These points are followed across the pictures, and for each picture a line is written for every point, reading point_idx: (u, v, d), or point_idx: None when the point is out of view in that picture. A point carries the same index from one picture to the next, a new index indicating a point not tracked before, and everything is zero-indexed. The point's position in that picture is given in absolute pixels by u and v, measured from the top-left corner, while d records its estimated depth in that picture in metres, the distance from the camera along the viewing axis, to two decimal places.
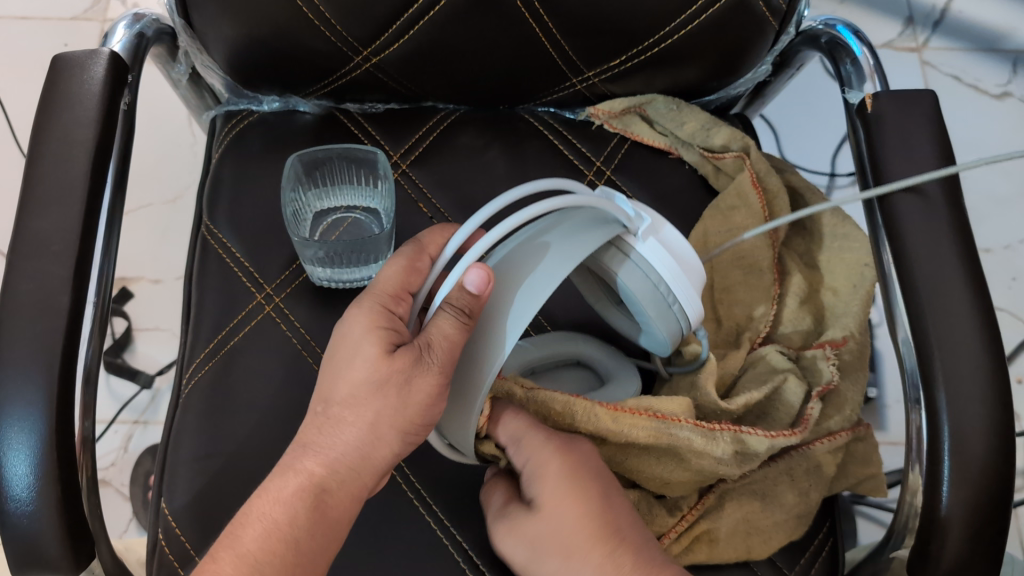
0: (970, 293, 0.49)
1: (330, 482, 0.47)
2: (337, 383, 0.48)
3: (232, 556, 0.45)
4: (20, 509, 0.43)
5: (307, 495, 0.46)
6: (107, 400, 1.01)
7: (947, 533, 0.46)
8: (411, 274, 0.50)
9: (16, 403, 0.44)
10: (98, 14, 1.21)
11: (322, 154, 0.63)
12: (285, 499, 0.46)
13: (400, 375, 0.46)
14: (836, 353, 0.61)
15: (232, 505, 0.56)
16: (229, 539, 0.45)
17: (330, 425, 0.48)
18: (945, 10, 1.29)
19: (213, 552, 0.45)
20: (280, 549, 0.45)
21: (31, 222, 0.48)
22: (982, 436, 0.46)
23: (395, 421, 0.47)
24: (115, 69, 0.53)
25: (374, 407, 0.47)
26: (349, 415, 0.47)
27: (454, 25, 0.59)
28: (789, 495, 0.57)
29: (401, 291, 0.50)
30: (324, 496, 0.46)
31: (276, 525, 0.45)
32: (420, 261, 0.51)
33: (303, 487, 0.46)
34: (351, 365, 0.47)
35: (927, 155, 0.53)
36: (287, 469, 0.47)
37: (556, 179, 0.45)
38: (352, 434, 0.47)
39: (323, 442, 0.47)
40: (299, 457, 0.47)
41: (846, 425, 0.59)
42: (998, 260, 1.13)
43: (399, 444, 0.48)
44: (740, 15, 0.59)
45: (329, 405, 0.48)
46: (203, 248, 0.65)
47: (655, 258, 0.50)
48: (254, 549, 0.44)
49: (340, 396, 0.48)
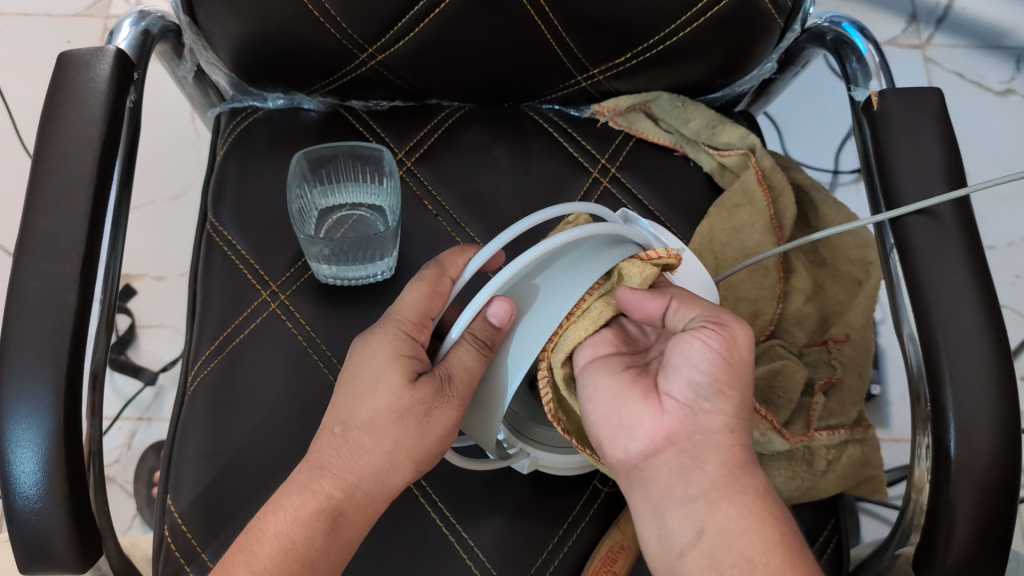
0: (976, 289, 0.49)
1: (347, 505, 0.48)
2: (360, 408, 0.49)
3: (247, 572, 0.45)
4: (29, 506, 0.43)
5: (325, 517, 0.47)
6: (111, 397, 1.01)
7: (953, 531, 0.46)
8: (433, 299, 0.50)
9: (24, 400, 0.44)
10: (99, 11, 1.21)
11: (328, 152, 0.63)
12: (303, 519, 0.46)
13: (422, 406, 0.48)
14: (837, 348, 0.63)
15: (233, 512, 0.56)
16: (244, 556, 0.45)
17: (348, 448, 0.49)
18: (948, 8, 1.29)
19: (227, 566, 0.45)
20: (295, 569, 0.45)
21: (37, 220, 0.48)
22: (989, 433, 0.46)
23: (413, 449, 0.49)
24: (121, 67, 0.53)
25: (394, 436, 0.49)
26: (368, 441, 0.49)
27: (460, 23, 0.59)
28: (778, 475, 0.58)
29: (423, 316, 0.50)
30: (341, 519, 0.47)
31: (293, 544, 0.46)
32: (441, 285, 0.50)
33: (322, 508, 0.47)
34: (373, 392, 0.49)
35: (933, 152, 0.53)
36: (304, 488, 0.47)
37: (566, 206, 0.47)
38: (370, 460, 0.49)
39: (341, 465, 0.48)
40: (317, 477, 0.48)
41: (844, 423, 0.60)
42: (1002, 258, 1.13)
43: (413, 472, 0.50)
44: (747, 13, 0.59)
45: (349, 428, 0.49)
46: (208, 245, 0.65)
47: None
48: (271, 568, 0.45)
49: (360, 420, 0.49)
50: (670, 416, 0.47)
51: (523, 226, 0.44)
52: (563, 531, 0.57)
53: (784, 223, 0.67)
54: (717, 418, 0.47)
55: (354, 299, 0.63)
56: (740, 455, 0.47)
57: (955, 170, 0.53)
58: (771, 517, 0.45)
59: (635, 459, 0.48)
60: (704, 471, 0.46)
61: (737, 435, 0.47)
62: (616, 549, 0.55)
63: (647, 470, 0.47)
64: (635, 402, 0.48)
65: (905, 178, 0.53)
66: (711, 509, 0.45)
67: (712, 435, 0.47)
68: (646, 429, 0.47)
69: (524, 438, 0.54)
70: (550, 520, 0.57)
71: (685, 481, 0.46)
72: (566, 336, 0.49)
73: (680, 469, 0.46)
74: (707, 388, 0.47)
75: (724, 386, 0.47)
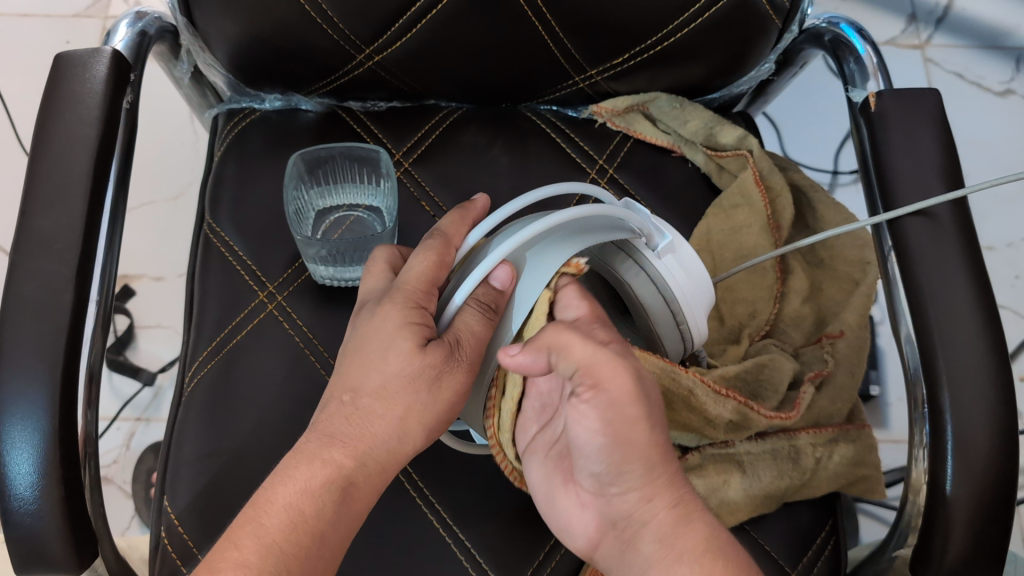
0: (973, 291, 0.49)
1: (357, 476, 0.47)
2: (369, 374, 0.48)
3: (256, 545, 0.44)
4: (24, 508, 0.43)
5: (336, 487, 0.46)
6: (109, 397, 1.01)
7: (950, 532, 0.46)
8: (442, 268, 0.48)
9: (19, 402, 0.44)
10: (99, 12, 1.21)
11: (324, 153, 0.63)
12: (313, 491, 0.46)
13: (435, 370, 0.46)
14: (831, 344, 0.62)
15: (238, 496, 0.56)
16: (253, 527, 0.45)
17: (360, 416, 0.48)
18: (948, 8, 1.29)
19: (234, 537, 0.44)
20: (304, 542, 0.45)
21: (33, 221, 0.48)
22: (986, 435, 0.46)
23: (424, 417, 0.48)
24: (117, 68, 0.53)
25: (405, 401, 0.47)
26: (381, 408, 0.48)
27: (457, 23, 0.59)
28: (767, 471, 0.57)
29: (432, 281, 0.48)
30: (351, 489, 0.47)
31: (302, 517, 0.45)
32: (448, 253, 0.49)
33: (332, 479, 0.46)
34: (384, 359, 0.47)
35: (930, 153, 0.53)
36: (313, 458, 0.47)
37: (557, 186, 0.48)
38: (382, 427, 0.48)
39: (351, 434, 0.48)
40: (326, 447, 0.47)
41: (835, 420, 0.60)
42: (1002, 258, 1.13)
43: (424, 440, 0.49)
44: (744, 13, 0.58)
45: (358, 395, 0.48)
46: (206, 246, 0.65)
47: (669, 274, 0.53)
48: (280, 541, 0.44)
49: (371, 387, 0.48)
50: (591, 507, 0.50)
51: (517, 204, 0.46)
52: None
53: (782, 224, 0.67)
54: (629, 498, 0.48)
55: (352, 300, 0.63)
56: (671, 518, 0.47)
57: (953, 172, 0.53)
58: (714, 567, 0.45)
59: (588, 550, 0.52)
60: (640, 552, 0.48)
61: (656, 504, 0.47)
62: None
63: (601, 558, 0.51)
64: (565, 491, 0.52)
65: (902, 179, 0.53)
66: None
67: (630, 514, 0.48)
68: (581, 524, 0.51)
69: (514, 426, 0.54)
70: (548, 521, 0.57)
71: (628, 562, 0.49)
72: (502, 417, 0.50)
73: (620, 551, 0.49)
74: (607, 475, 0.48)
75: (622, 465, 0.47)
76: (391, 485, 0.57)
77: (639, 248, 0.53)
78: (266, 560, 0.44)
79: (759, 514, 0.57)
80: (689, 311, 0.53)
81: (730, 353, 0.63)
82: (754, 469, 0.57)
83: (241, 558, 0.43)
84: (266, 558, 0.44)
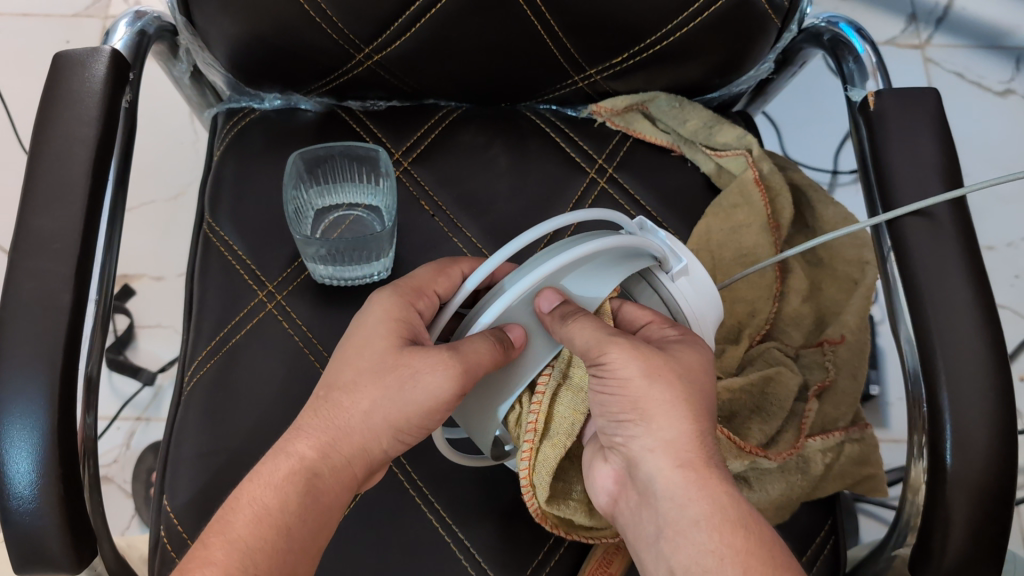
0: (972, 290, 0.49)
1: (322, 467, 0.48)
2: (343, 368, 0.50)
3: (221, 542, 0.44)
4: (22, 506, 0.43)
5: (299, 479, 0.47)
6: (109, 397, 1.01)
7: (950, 532, 0.46)
8: (439, 275, 0.53)
9: (18, 400, 0.44)
10: (99, 11, 1.21)
11: (324, 152, 0.63)
12: (276, 483, 0.46)
13: (408, 367, 0.48)
14: (832, 350, 0.62)
15: (220, 496, 0.56)
16: (219, 524, 0.45)
17: (330, 409, 0.49)
18: (948, 8, 1.29)
19: (204, 537, 0.45)
20: (270, 536, 0.45)
21: (33, 220, 0.48)
22: (985, 434, 0.46)
23: (390, 414, 0.48)
24: (116, 67, 0.53)
25: (372, 396, 0.49)
26: (347, 402, 0.49)
27: (456, 23, 0.59)
28: (776, 485, 0.57)
29: (424, 287, 0.52)
30: (316, 480, 0.47)
31: (266, 510, 0.45)
32: (449, 269, 0.54)
33: (295, 470, 0.47)
34: (360, 353, 0.50)
35: (929, 152, 0.53)
36: (279, 452, 0.48)
37: (577, 214, 0.48)
38: (349, 419, 0.49)
39: (317, 426, 0.49)
40: (292, 440, 0.48)
41: (840, 424, 0.60)
42: (1002, 258, 1.13)
43: (390, 441, 0.49)
44: (743, 13, 0.58)
45: (331, 389, 0.50)
46: (204, 245, 0.65)
47: (680, 297, 0.52)
48: (245, 535, 0.44)
49: (343, 381, 0.50)
50: (615, 463, 0.50)
51: (544, 231, 0.46)
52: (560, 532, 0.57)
53: (782, 224, 0.67)
54: (647, 442, 0.47)
55: (351, 299, 0.63)
56: (680, 477, 0.46)
57: (952, 171, 0.53)
58: (729, 538, 0.43)
59: (606, 509, 0.50)
60: (655, 509, 0.46)
61: (664, 454, 0.46)
62: (612, 550, 0.56)
63: (617, 516, 0.49)
64: (597, 465, 0.51)
65: (901, 179, 0.53)
66: (671, 545, 0.44)
67: (641, 462, 0.47)
68: (602, 483, 0.50)
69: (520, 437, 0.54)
70: None
71: (642, 518, 0.47)
72: (539, 458, 0.50)
73: (638, 503, 0.47)
74: (618, 423, 0.48)
75: (642, 409, 0.47)
76: (390, 484, 0.57)
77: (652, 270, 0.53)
78: (231, 557, 0.43)
79: (779, 521, 0.58)
80: (697, 325, 0.53)
81: (731, 356, 0.63)
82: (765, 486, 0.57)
83: (207, 555, 0.44)
84: (230, 553, 0.44)
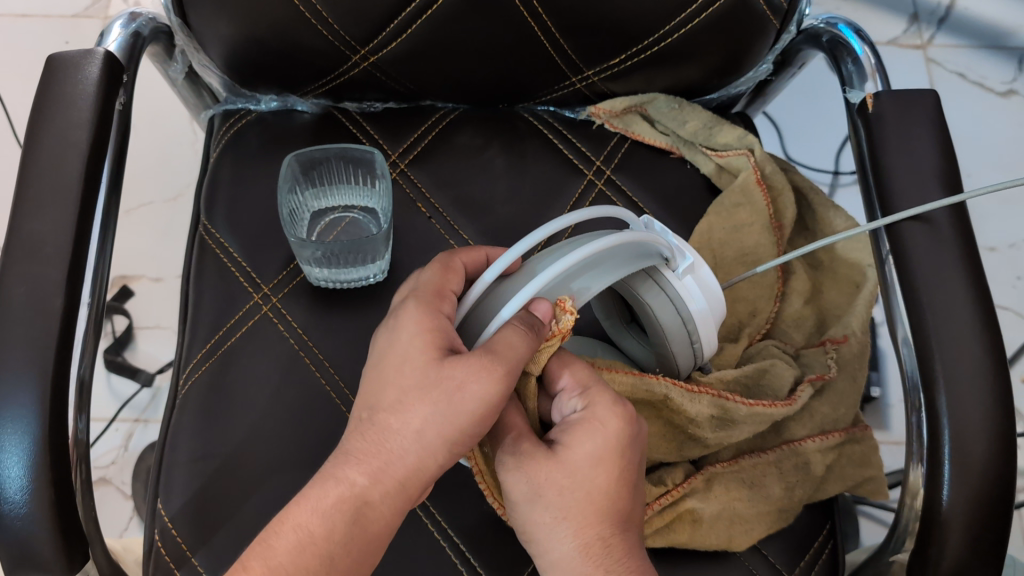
0: (972, 295, 0.49)
1: (371, 494, 0.45)
2: (386, 388, 0.46)
3: (262, 566, 0.43)
4: (14, 512, 0.43)
5: (348, 507, 0.44)
6: (107, 398, 1.01)
7: (948, 538, 0.45)
8: (448, 273, 0.50)
9: (10, 404, 0.44)
10: (98, 12, 1.21)
11: (320, 154, 0.63)
12: (324, 510, 0.44)
13: (453, 378, 0.44)
14: (835, 349, 0.61)
15: (235, 504, 0.56)
16: (261, 548, 0.44)
17: (374, 431, 0.46)
18: (950, 8, 1.28)
19: (244, 559, 0.43)
20: (314, 565, 0.43)
21: (26, 223, 0.48)
22: (985, 438, 0.46)
23: (443, 428, 0.45)
24: (109, 69, 0.53)
25: (424, 413, 0.45)
26: (395, 423, 0.45)
27: (452, 24, 0.59)
28: (741, 409, 0.55)
29: (443, 289, 0.49)
30: (366, 509, 0.45)
31: (311, 538, 0.44)
32: (453, 265, 0.51)
33: (344, 498, 0.44)
34: (400, 370, 0.46)
35: (928, 157, 0.53)
36: (328, 476, 0.45)
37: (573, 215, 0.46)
38: (399, 442, 0.45)
39: (366, 451, 0.45)
40: (342, 465, 0.45)
41: (840, 426, 0.59)
42: (1004, 259, 1.12)
43: (446, 455, 0.46)
44: (742, 13, 0.58)
45: (375, 411, 0.46)
46: (201, 248, 0.64)
47: (689, 297, 0.52)
48: (287, 562, 0.43)
49: (387, 402, 0.46)
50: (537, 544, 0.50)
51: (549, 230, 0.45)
52: None
53: (784, 223, 0.66)
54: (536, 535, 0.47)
55: (346, 302, 0.62)
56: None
57: (951, 174, 0.52)
58: None
59: None
60: None
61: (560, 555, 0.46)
62: None
63: None
64: None
65: (899, 182, 0.52)
66: None
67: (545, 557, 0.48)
68: None
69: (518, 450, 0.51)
70: None
71: None
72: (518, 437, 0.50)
73: None
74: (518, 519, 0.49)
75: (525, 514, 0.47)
76: None
77: (661, 270, 0.52)
78: None
79: (779, 528, 0.57)
80: (702, 324, 0.53)
81: (728, 353, 0.62)
82: (738, 424, 0.56)
83: None
84: None
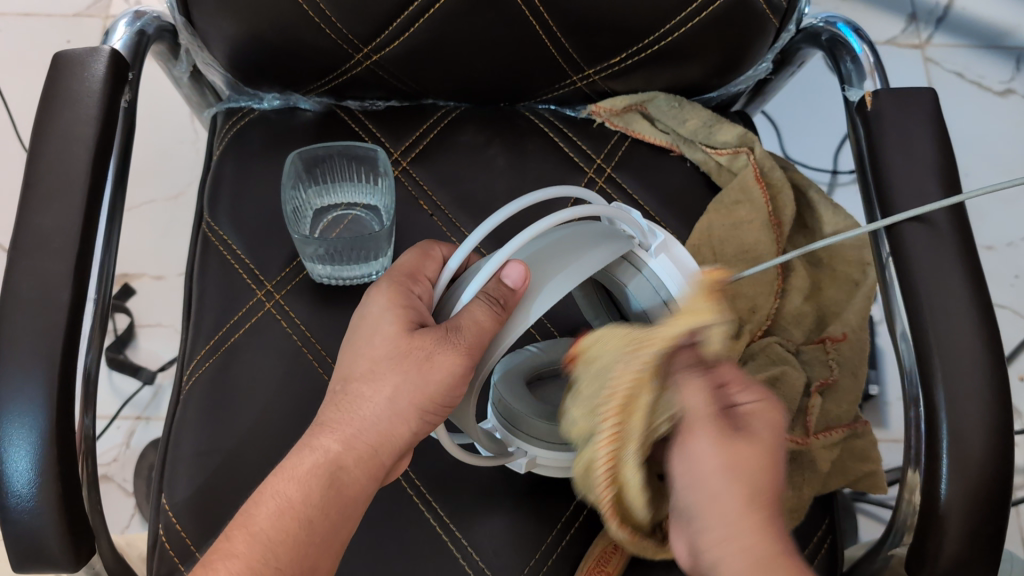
0: (969, 290, 0.49)
1: (347, 460, 0.46)
2: (358, 358, 0.48)
3: (243, 535, 0.44)
4: (22, 505, 0.43)
5: (324, 473, 0.46)
6: (108, 396, 1.01)
7: (947, 532, 0.46)
8: (426, 258, 0.52)
9: (17, 399, 0.44)
10: (100, 11, 1.21)
11: (322, 152, 0.64)
12: (300, 477, 0.46)
13: (422, 349, 0.46)
14: (835, 348, 0.62)
15: (235, 498, 0.56)
16: (241, 518, 0.45)
17: (348, 400, 0.48)
18: (948, 7, 1.28)
19: (226, 531, 0.45)
20: (294, 530, 0.44)
21: (32, 220, 0.48)
22: (982, 432, 0.46)
23: (416, 394, 0.46)
24: (115, 67, 0.53)
25: (394, 381, 0.47)
26: (368, 390, 0.47)
27: (454, 23, 0.59)
28: None
29: (417, 273, 0.51)
30: (340, 473, 0.46)
31: (289, 503, 0.45)
32: (431, 251, 0.53)
33: (319, 464, 0.46)
34: (372, 341, 0.48)
35: (926, 154, 0.53)
36: (304, 446, 0.47)
37: (535, 195, 0.45)
38: (370, 409, 0.47)
39: (340, 420, 0.47)
40: (317, 434, 0.47)
41: (843, 422, 0.60)
42: (1001, 258, 1.13)
43: (418, 422, 0.47)
44: (741, 12, 0.58)
45: (347, 381, 0.48)
46: (204, 245, 0.65)
47: (668, 276, 0.50)
48: (266, 528, 0.44)
49: (360, 372, 0.48)
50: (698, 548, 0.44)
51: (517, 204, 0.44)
52: (562, 525, 0.57)
53: (784, 221, 0.67)
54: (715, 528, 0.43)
55: (348, 299, 0.63)
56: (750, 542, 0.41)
57: (949, 170, 0.53)
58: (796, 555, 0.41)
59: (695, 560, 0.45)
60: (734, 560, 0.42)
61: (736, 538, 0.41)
62: (609, 549, 0.54)
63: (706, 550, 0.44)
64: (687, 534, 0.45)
65: (898, 179, 0.53)
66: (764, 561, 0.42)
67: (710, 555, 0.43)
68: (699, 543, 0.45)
69: (519, 432, 0.52)
70: (541, 523, 0.57)
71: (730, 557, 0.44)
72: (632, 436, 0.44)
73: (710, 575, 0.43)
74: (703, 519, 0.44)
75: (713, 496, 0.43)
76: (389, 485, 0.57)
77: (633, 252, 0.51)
78: (252, 549, 0.43)
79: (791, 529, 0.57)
80: None
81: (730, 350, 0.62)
82: None
83: (228, 548, 0.43)
84: (252, 547, 0.43)
